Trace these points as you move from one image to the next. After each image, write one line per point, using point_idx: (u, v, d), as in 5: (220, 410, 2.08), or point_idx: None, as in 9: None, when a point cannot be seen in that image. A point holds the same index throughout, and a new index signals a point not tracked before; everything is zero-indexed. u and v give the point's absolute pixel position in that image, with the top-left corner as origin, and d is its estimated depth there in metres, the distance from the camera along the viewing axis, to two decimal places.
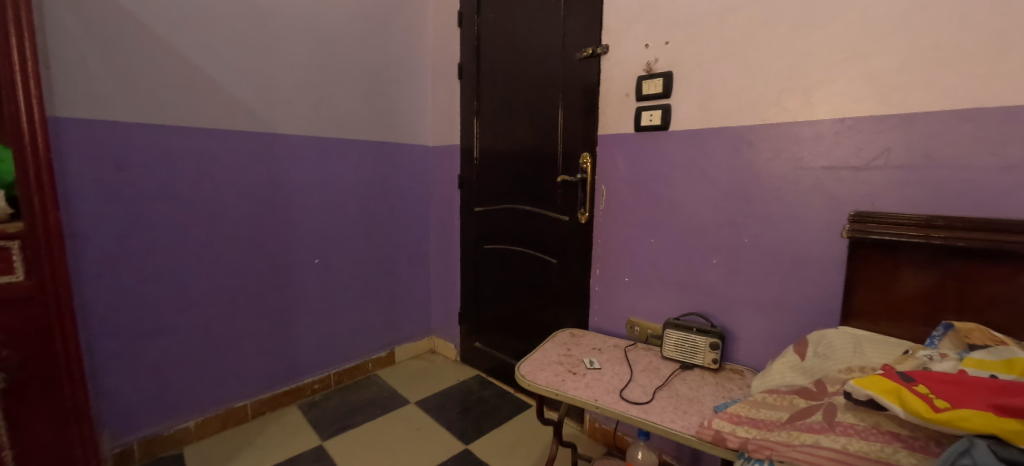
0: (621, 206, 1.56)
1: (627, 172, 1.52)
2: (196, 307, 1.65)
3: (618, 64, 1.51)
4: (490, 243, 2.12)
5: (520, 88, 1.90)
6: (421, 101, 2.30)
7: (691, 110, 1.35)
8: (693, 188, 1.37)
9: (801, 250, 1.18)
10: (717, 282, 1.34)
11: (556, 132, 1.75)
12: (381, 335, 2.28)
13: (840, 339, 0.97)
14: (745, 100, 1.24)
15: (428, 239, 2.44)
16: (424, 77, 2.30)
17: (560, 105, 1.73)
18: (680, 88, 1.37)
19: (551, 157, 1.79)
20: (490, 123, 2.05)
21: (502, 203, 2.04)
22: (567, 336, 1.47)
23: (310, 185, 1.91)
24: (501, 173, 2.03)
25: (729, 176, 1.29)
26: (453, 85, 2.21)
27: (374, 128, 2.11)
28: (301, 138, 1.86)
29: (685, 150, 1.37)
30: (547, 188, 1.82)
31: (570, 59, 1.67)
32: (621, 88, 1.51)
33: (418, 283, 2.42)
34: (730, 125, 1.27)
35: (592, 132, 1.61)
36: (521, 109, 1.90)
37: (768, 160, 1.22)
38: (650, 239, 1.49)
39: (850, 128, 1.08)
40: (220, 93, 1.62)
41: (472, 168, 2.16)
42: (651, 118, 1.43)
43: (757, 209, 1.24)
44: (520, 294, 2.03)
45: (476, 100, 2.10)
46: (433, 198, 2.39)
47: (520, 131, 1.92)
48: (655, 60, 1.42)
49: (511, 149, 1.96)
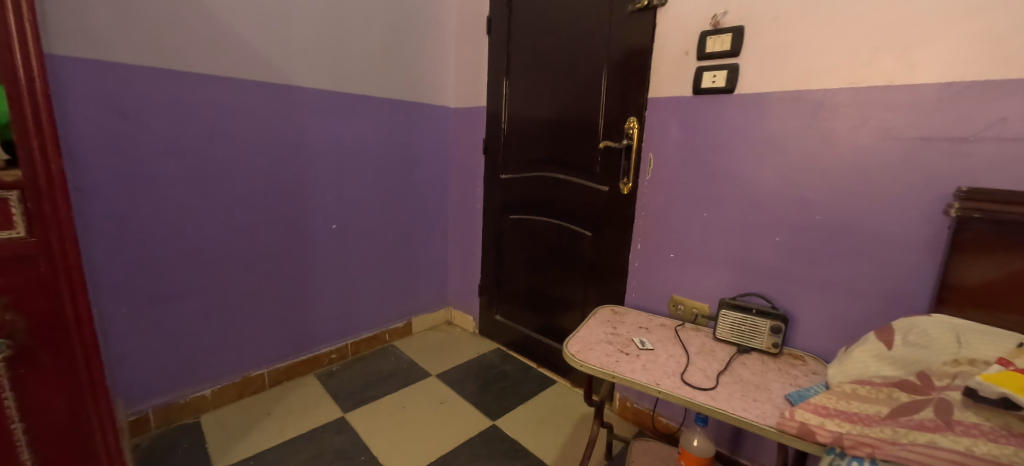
0: (671, 176, 1.44)
1: (681, 140, 1.40)
2: (210, 272, 1.54)
3: (677, 18, 1.36)
4: (517, 213, 2.01)
5: (557, 44, 1.73)
6: (443, 57, 2.13)
7: (761, 71, 1.22)
8: (759, 160, 1.26)
9: (884, 230, 1.08)
10: (777, 261, 1.25)
11: (598, 94, 1.61)
12: (399, 305, 2.20)
13: (938, 330, 0.88)
14: (830, 61, 1.11)
15: (447, 208, 2.33)
16: (448, 31, 2.12)
17: (605, 63, 1.58)
18: (752, 46, 1.23)
19: (591, 121, 1.65)
20: (521, 84, 1.90)
21: (531, 171, 1.91)
22: (609, 311, 1.39)
23: (328, 144, 1.77)
24: (532, 138, 1.89)
25: (802, 146, 1.18)
26: (480, 41, 2.03)
27: (395, 85, 1.95)
28: (318, 92, 1.71)
29: (752, 117, 1.25)
30: (585, 155, 1.69)
31: (620, 12, 1.51)
32: (679, 45, 1.37)
33: (436, 252, 2.32)
34: (810, 89, 1.14)
35: (642, 94, 1.47)
36: (557, 68, 1.75)
37: (852, 129, 1.10)
38: (703, 213, 1.39)
39: (958, 94, 0.96)
40: (233, 37, 1.46)
41: (499, 132, 2.02)
42: (712, 80, 1.30)
43: (833, 183, 1.13)
44: (547, 267, 1.94)
45: (507, 58, 1.93)
46: (454, 164, 2.26)
47: (556, 93, 1.77)
48: (722, 13, 1.27)
49: (545, 113, 1.82)
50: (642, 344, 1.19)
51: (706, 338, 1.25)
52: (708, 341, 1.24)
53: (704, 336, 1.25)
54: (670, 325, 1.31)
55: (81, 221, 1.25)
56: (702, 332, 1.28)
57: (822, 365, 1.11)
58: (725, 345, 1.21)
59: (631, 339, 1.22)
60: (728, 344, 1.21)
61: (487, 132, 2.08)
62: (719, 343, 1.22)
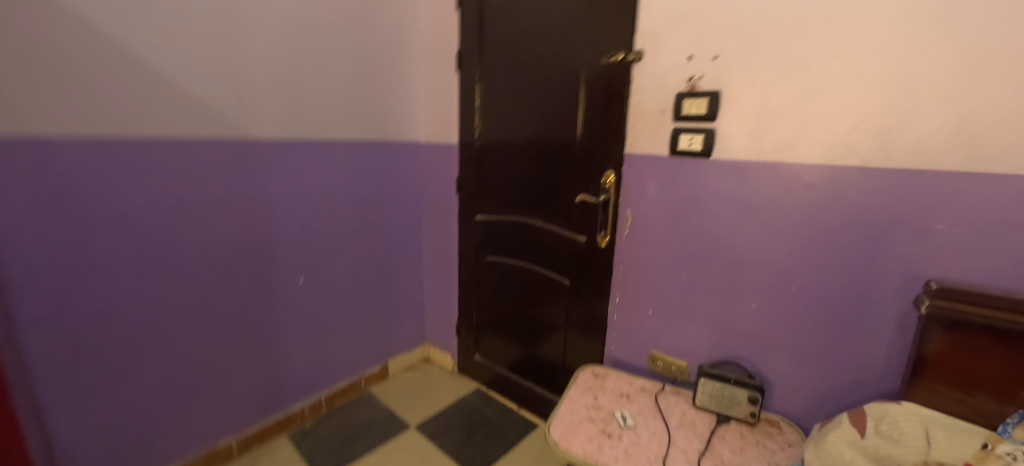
0: (648, 234, 1.43)
1: (657, 199, 1.38)
2: (169, 344, 1.45)
3: (654, 76, 1.34)
4: (493, 255, 1.97)
5: (531, 87, 1.68)
6: (413, 92, 2.04)
7: (738, 138, 1.20)
8: (734, 225, 1.25)
9: (856, 305, 1.09)
10: (754, 326, 1.26)
11: (573, 144, 1.57)
12: (374, 349, 2.14)
13: (908, 423, 0.90)
14: (805, 135, 1.10)
15: (421, 245, 2.26)
16: (416, 64, 2.03)
17: (580, 113, 1.54)
18: (728, 112, 1.21)
19: (567, 170, 1.61)
20: (494, 124, 1.83)
21: (507, 214, 1.87)
22: (588, 376, 1.38)
23: (292, 196, 1.67)
24: (507, 181, 1.84)
25: (778, 217, 1.18)
26: (450, 76, 1.95)
27: (363, 126, 1.86)
28: (279, 142, 1.60)
29: (728, 183, 1.24)
30: (561, 204, 1.65)
31: (594, 62, 1.46)
32: (656, 104, 1.34)
33: (412, 290, 2.26)
34: (787, 161, 1.14)
35: (618, 149, 1.45)
36: (531, 112, 1.70)
37: (825, 204, 1.10)
38: (680, 272, 1.38)
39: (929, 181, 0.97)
40: (182, 95, 1.34)
41: (472, 171, 1.95)
42: (689, 143, 1.28)
43: (807, 256, 1.14)
44: (526, 311, 1.91)
45: (478, 96, 1.86)
46: (426, 201, 2.19)
47: (530, 137, 1.72)
48: (699, 76, 1.25)
49: (519, 156, 1.77)
50: (622, 418, 1.18)
51: (685, 406, 1.25)
52: (687, 409, 1.24)
53: (683, 403, 1.25)
54: (648, 391, 1.31)
55: (13, 315, 1.13)
56: (681, 398, 1.28)
57: (798, 437, 1.13)
58: (704, 414, 1.22)
59: (611, 412, 1.21)
60: (706, 414, 1.22)
61: (459, 170, 2.01)
62: (698, 413, 1.22)
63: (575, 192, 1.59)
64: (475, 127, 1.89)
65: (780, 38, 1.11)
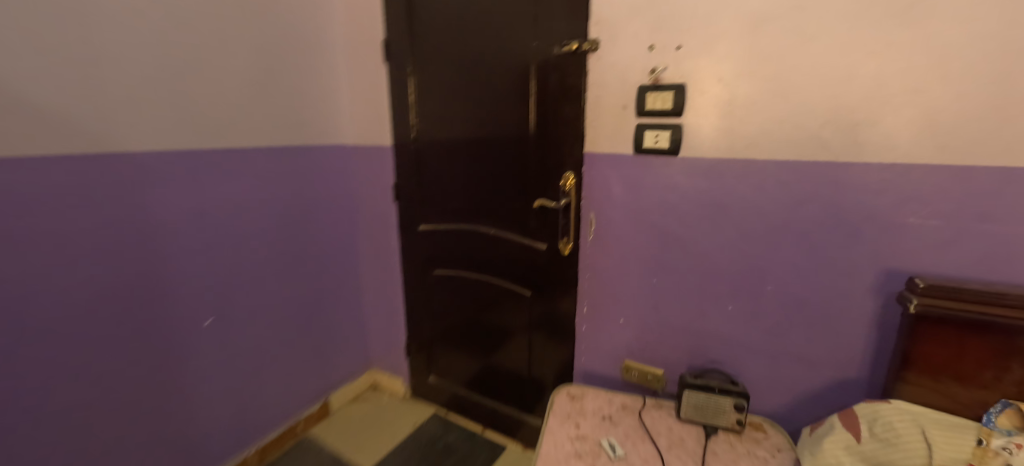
0: (616, 239, 1.33)
1: (624, 200, 1.29)
2: (26, 433, 1.10)
3: (613, 68, 1.22)
4: (443, 268, 1.78)
5: (474, 81, 1.49)
6: (332, 88, 1.76)
7: (709, 134, 1.12)
8: (707, 227, 1.19)
9: (833, 303, 1.07)
10: (730, 329, 1.21)
11: (526, 144, 1.42)
12: (311, 386, 1.87)
13: (903, 424, 0.88)
14: (777, 130, 1.05)
15: (357, 261, 2.00)
16: (334, 55, 1.74)
17: (531, 109, 1.38)
18: (695, 107, 1.13)
19: (520, 172, 1.46)
20: (433, 123, 1.62)
21: (455, 222, 1.68)
22: (564, 399, 1.26)
23: (190, 222, 1.35)
24: (452, 186, 1.65)
25: (752, 216, 1.12)
26: (377, 69, 1.70)
27: (277, 130, 1.56)
28: (167, 157, 1.27)
29: (699, 183, 1.17)
30: (516, 209, 1.50)
31: (543, 51, 1.31)
32: (616, 98, 1.23)
33: (351, 313, 2.00)
34: (759, 157, 1.09)
35: (577, 148, 1.32)
36: (475, 108, 1.51)
37: (798, 202, 1.06)
38: (653, 278, 1.30)
39: (901, 175, 0.96)
40: (13, 103, 0.98)
41: (410, 176, 1.73)
42: (655, 140, 1.18)
43: (781, 255, 1.11)
44: (484, 326, 1.76)
45: (412, 91, 1.63)
46: (358, 212, 1.92)
47: (476, 137, 1.54)
48: (663, 67, 1.15)
49: (465, 158, 1.58)
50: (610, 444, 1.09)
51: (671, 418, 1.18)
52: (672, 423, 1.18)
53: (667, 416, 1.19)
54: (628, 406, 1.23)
55: None
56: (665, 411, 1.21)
57: (785, 439, 1.10)
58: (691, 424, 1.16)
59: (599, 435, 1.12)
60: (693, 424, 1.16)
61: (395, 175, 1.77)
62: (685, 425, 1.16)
63: (532, 197, 1.45)
64: (411, 127, 1.67)
65: (747, 28, 1.05)
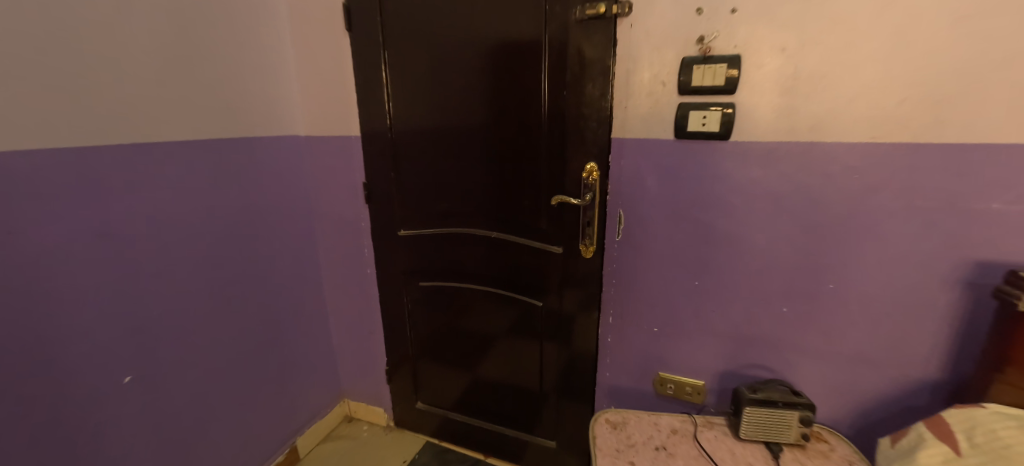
0: (649, 238, 1.15)
1: (660, 194, 1.11)
2: None
3: (650, 36, 1.01)
4: (430, 280, 1.51)
5: (466, 55, 1.22)
6: (278, 65, 1.40)
7: (767, 115, 0.97)
8: (759, 221, 1.05)
9: (901, 298, 0.98)
10: (783, 333, 1.10)
11: (537, 130, 1.19)
12: (273, 432, 1.54)
13: (1008, 432, 0.79)
14: (851, 110, 0.92)
15: (320, 277, 1.67)
16: (277, 22, 1.39)
17: (544, 88, 1.15)
18: (751, 83, 0.96)
19: (529, 165, 1.23)
20: (414, 107, 1.33)
21: (446, 226, 1.41)
22: (603, 428, 1.09)
23: (85, 249, 0.97)
24: (441, 182, 1.38)
25: (813, 208, 1.00)
26: (336, 40, 1.37)
27: (212, 120, 1.20)
28: (40, 157, 0.87)
29: (752, 172, 1.01)
30: (525, 209, 1.27)
31: (560, 17, 1.08)
32: (654, 73, 1.03)
33: (316, 339, 1.68)
34: (825, 140, 0.95)
35: (604, 135, 1.11)
36: (469, 88, 1.25)
37: (868, 191, 0.95)
38: (694, 281, 1.14)
39: (988, 157, 0.85)
40: None
41: (386, 173, 1.43)
42: (703, 122, 1.00)
43: (844, 249, 1.00)
44: (482, 344, 1.52)
45: (385, 68, 1.33)
46: (319, 217, 1.59)
47: (470, 123, 1.28)
48: (713, 35, 0.96)
49: (457, 149, 1.32)
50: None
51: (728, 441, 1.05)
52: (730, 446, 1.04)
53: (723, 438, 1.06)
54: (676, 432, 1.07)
55: None
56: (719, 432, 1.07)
57: (854, 451, 1.01)
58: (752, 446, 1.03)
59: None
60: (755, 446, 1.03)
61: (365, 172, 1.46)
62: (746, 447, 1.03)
63: (545, 193, 1.22)
64: (386, 113, 1.37)
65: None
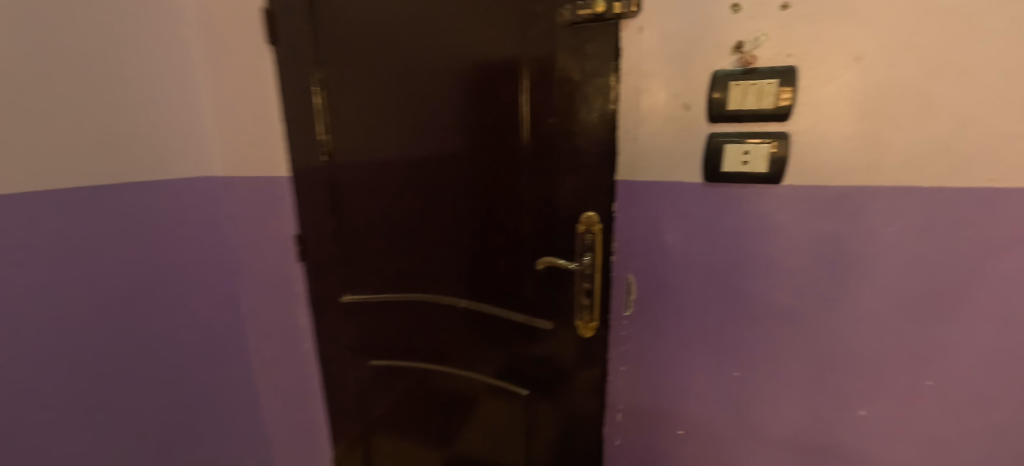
0: (670, 312, 0.85)
1: (684, 253, 0.81)
2: None
3: (666, 43, 0.74)
4: (382, 356, 1.17)
5: (421, 72, 0.93)
6: (189, 93, 1.20)
7: (839, 149, 0.69)
8: (829, 293, 0.74)
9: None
10: (859, 444, 0.79)
11: (517, 168, 0.90)
12: None
13: None
14: (956, 137, 0.63)
15: (256, 338, 1.39)
16: (189, 45, 1.18)
17: (523, 114, 0.86)
18: (810, 105, 0.69)
19: (507, 213, 0.93)
20: (359, 139, 1.04)
21: (401, 289, 1.09)
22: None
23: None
24: (395, 234, 1.07)
25: (906, 276, 0.70)
26: (262, 63, 1.11)
27: (90, 157, 1.02)
28: None
29: (817, 225, 0.72)
30: (503, 269, 0.97)
31: (543, 20, 0.80)
32: (673, 93, 0.75)
33: (240, 406, 1.43)
34: (919, 185, 0.66)
35: (605, 175, 0.83)
36: (427, 115, 0.95)
37: (989, 255, 0.65)
38: (733, 372, 0.83)
39: None
40: None
41: (330, 221, 1.13)
42: (743, 160, 0.72)
43: (954, 337, 0.69)
44: (450, 439, 1.17)
45: (319, 92, 1.04)
46: (251, 272, 1.31)
47: (430, 160, 0.98)
48: (757, 40, 0.69)
49: (413, 192, 1.02)
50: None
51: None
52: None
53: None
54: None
55: None
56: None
57: None
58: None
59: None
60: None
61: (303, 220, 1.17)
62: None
63: (528, 252, 0.93)
64: (322, 147, 1.07)
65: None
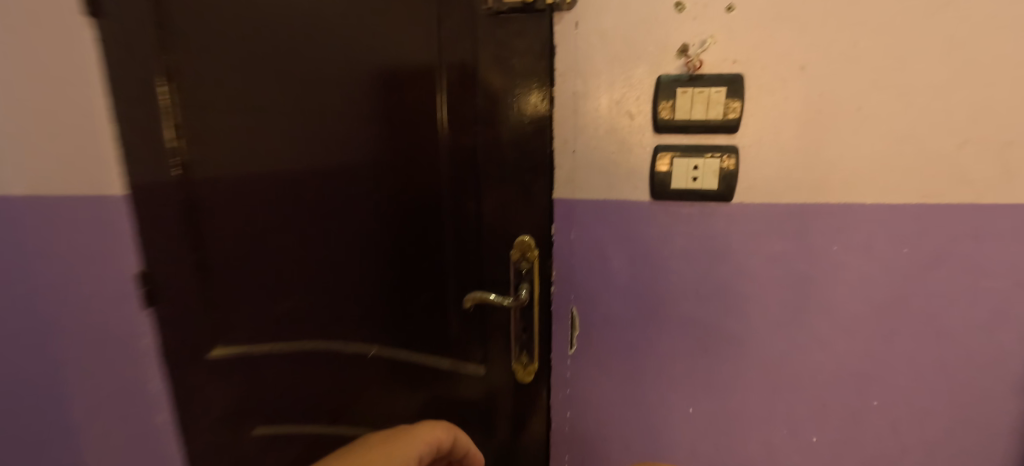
0: (617, 347, 0.74)
1: (631, 281, 0.71)
2: None
3: (605, 41, 0.64)
4: (273, 419, 0.94)
5: (311, 66, 0.74)
6: None
7: (783, 165, 0.64)
8: (780, 317, 0.69)
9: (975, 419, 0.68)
10: None
11: (439, 186, 0.75)
12: None
13: None
14: (890, 153, 0.62)
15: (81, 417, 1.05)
16: None
17: (444, 123, 0.73)
18: (758, 117, 0.63)
19: (427, 238, 0.78)
20: (232, 150, 0.81)
21: (299, 336, 0.88)
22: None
23: None
24: (286, 268, 0.86)
25: (850, 295, 0.67)
26: (73, 47, 0.83)
27: None
28: None
29: (769, 246, 0.67)
30: (424, 307, 0.81)
31: (463, 10, 0.67)
32: (616, 99, 0.65)
33: None
34: (859, 201, 0.64)
35: (542, 193, 0.69)
36: (320, 120, 0.76)
37: (919, 268, 0.65)
38: (687, 408, 0.75)
39: None
40: None
41: (194, 255, 0.88)
42: (693, 176, 0.65)
43: (893, 353, 0.68)
44: None
45: (170, 89, 0.80)
46: (74, 328, 0.99)
47: (327, 176, 0.79)
48: (702, 44, 0.62)
49: (308, 216, 0.82)
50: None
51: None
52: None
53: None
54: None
55: None
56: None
57: None
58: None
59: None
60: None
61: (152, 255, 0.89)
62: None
63: (454, 284, 0.79)
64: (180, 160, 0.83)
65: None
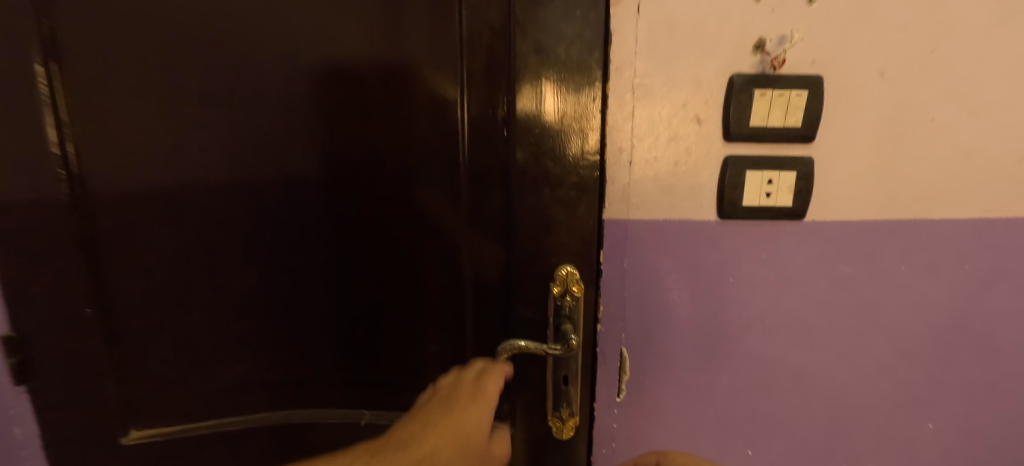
0: (671, 391, 0.64)
1: (691, 314, 0.61)
2: None
3: (669, 32, 0.53)
4: None
5: (279, 49, 0.56)
6: None
7: (857, 182, 0.58)
8: (844, 345, 0.63)
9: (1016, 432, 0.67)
10: None
11: (453, 207, 0.60)
12: None
13: None
14: (961, 167, 0.58)
15: None
16: None
17: (461, 128, 0.58)
18: (834, 127, 0.56)
19: (437, 272, 0.62)
20: (159, 161, 0.60)
21: (260, 405, 0.68)
22: (466, 392, 0.57)
23: None
24: (241, 317, 0.64)
25: (911, 317, 0.64)
26: None
27: None
28: None
29: (837, 269, 0.61)
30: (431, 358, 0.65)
31: None
32: (681, 101, 0.55)
33: None
34: (929, 219, 0.60)
35: (588, 214, 0.56)
36: (292, 121, 0.59)
37: (978, 286, 0.63)
38: (745, 451, 0.67)
39: None
40: None
41: (98, 307, 0.63)
42: (766, 191, 0.56)
43: (949, 374, 0.65)
44: None
45: (58, 76, 0.57)
46: None
47: (301, 195, 0.61)
48: (783, 39, 0.53)
49: (276, 247, 0.62)
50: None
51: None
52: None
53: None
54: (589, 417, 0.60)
55: None
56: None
57: None
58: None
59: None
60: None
61: (37, 307, 0.64)
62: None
63: (471, 328, 0.63)
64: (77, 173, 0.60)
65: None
